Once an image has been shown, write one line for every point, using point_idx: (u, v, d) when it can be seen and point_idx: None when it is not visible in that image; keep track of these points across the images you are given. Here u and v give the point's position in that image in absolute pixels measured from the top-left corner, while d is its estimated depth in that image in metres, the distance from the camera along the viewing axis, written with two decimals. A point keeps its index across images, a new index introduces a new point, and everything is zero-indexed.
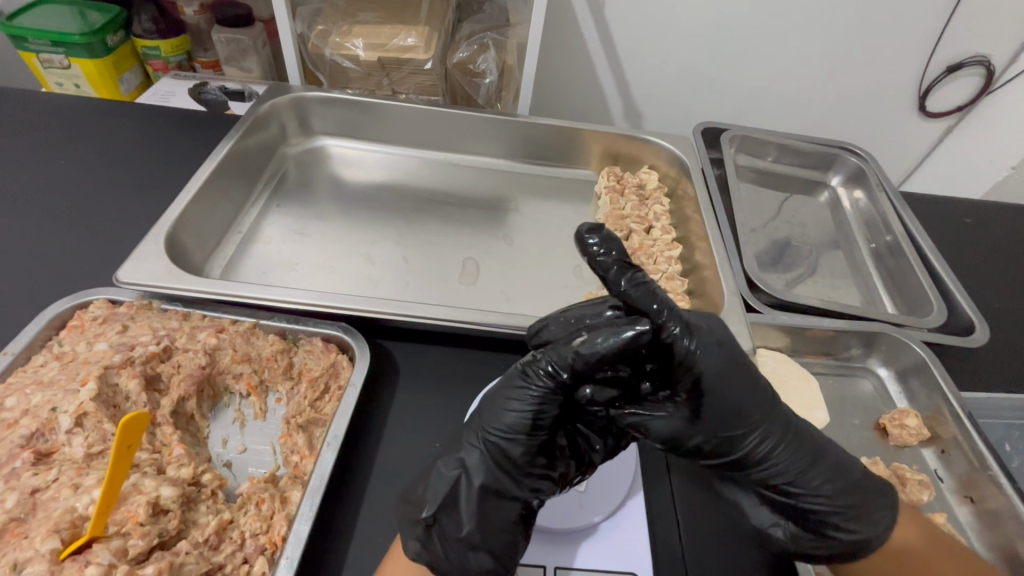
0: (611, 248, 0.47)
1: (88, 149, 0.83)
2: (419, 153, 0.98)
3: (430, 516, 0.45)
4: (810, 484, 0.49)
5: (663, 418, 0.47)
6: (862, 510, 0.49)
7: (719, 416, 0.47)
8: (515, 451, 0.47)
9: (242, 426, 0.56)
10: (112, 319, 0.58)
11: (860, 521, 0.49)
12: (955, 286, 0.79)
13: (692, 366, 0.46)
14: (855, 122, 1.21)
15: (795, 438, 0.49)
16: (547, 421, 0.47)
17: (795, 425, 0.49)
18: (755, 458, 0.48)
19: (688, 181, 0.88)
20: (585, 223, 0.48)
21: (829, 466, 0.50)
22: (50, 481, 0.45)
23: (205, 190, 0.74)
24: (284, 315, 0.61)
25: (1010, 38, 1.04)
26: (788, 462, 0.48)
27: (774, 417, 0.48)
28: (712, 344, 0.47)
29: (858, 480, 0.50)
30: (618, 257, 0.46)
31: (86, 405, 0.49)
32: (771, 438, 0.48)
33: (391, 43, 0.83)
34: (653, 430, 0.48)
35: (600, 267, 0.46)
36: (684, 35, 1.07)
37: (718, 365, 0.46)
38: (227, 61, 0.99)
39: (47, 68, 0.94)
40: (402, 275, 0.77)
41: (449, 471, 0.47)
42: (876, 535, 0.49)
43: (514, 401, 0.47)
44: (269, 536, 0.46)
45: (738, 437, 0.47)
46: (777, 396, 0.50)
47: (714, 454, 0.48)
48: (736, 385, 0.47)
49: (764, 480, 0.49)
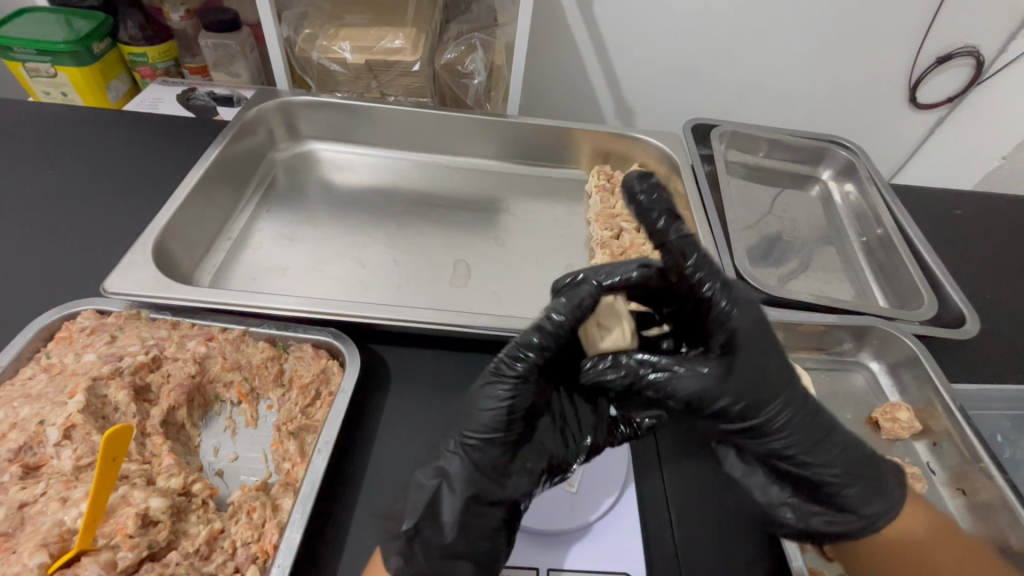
0: (661, 199, 0.47)
1: (75, 158, 0.82)
2: (409, 156, 0.97)
3: (411, 527, 0.45)
4: (824, 457, 0.49)
5: (695, 377, 0.47)
6: (871, 487, 0.50)
7: (748, 377, 0.47)
8: (492, 449, 0.47)
9: (233, 434, 0.56)
10: (101, 329, 0.57)
11: (869, 496, 0.50)
12: (946, 278, 0.80)
13: (728, 323, 0.46)
14: (846, 115, 1.21)
15: (812, 408, 0.49)
16: (522, 414, 0.48)
17: (813, 399, 0.50)
18: (776, 425, 0.48)
19: (678, 178, 0.88)
20: (636, 169, 0.49)
21: (841, 440, 0.50)
22: (38, 495, 0.45)
23: (193, 196, 0.74)
24: (273, 322, 0.61)
25: (999, 29, 1.04)
26: (806, 433, 0.48)
27: (796, 387, 0.48)
28: (749, 304, 0.47)
29: (868, 455, 0.51)
30: (668, 206, 0.46)
31: (74, 417, 0.49)
32: (792, 405, 0.48)
33: (378, 45, 0.83)
34: (682, 388, 0.47)
35: (645, 215, 0.47)
36: (673, 31, 1.07)
37: (753, 326, 0.47)
38: (215, 66, 0.98)
39: (33, 77, 0.94)
40: (393, 278, 0.77)
41: (428, 480, 0.48)
42: (886, 508, 0.50)
43: (487, 398, 0.48)
44: (261, 545, 0.46)
45: (767, 398, 0.47)
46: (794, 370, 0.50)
47: (740, 416, 0.48)
48: (765, 349, 0.47)
49: (781, 450, 0.49)
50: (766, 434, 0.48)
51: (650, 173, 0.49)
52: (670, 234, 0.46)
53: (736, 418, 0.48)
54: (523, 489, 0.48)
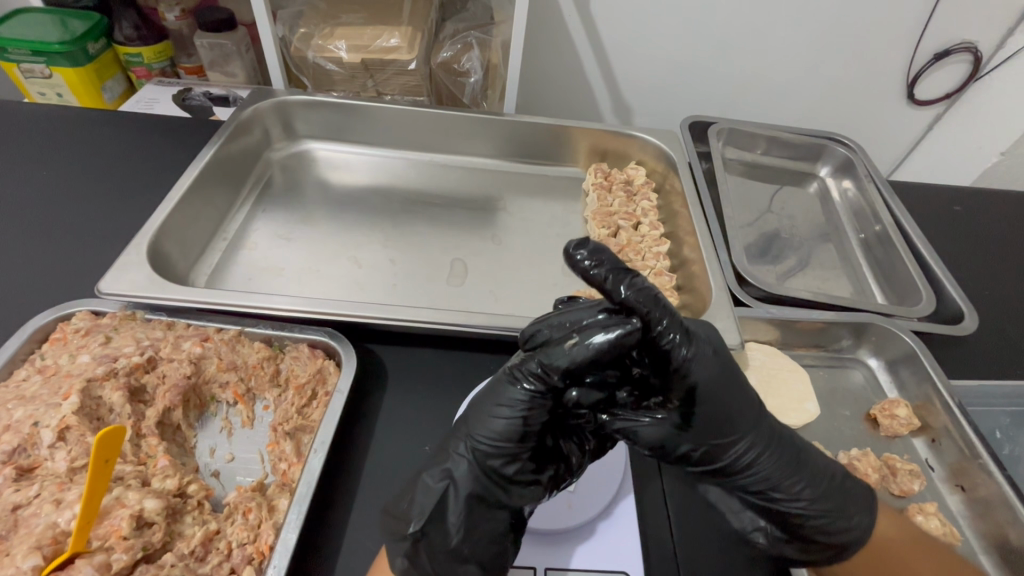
0: (605, 261, 0.44)
1: (70, 159, 0.82)
2: (406, 155, 0.97)
3: (416, 530, 0.44)
4: (794, 491, 0.49)
5: (653, 425, 0.47)
6: (844, 516, 0.49)
7: (707, 425, 0.47)
8: (502, 458, 0.46)
9: (229, 434, 0.55)
10: (95, 330, 0.57)
11: (841, 526, 0.49)
12: (944, 274, 0.80)
13: (686, 376, 0.45)
14: (844, 112, 1.21)
15: (778, 446, 0.49)
16: (536, 428, 0.47)
17: (779, 435, 0.50)
18: (739, 466, 0.48)
19: (675, 176, 0.88)
20: (572, 238, 0.45)
21: (810, 472, 0.50)
22: (32, 497, 0.45)
23: (188, 197, 0.74)
24: (269, 322, 0.60)
25: (996, 24, 1.03)
26: (772, 470, 0.48)
27: (760, 428, 0.49)
28: (706, 353, 0.46)
29: (839, 483, 0.51)
30: (613, 266, 0.44)
31: (68, 419, 0.49)
32: (756, 445, 0.48)
33: (374, 44, 0.83)
34: (643, 438, 0.47)
35: (595, 281, 0.44)
36: (670, 29, 1.07)
37: (710, 374, 0.46)
38: (211, 66, 0.98)
39: (28, 78, 0.94)
40: (390, 278, 0.77)
41: (435, 482, 0.47)
42: (859, 535, 0.50)
43: (503, 407, 0.46)
44: (256, 545, 0.46)
45: (726, 445, 0.48)
46: (761, 406, 0.50)
47: (703, 461, 0.49)
48: (727, 395, 0.47)
49: (748, 486, 0.49)
50: (732, 474, 0.49)
51: (587, 238, 0.46)
52: (618, 297, 0.43)
53: (698, 460, 0.49)
54: (530, 498, 0.48)
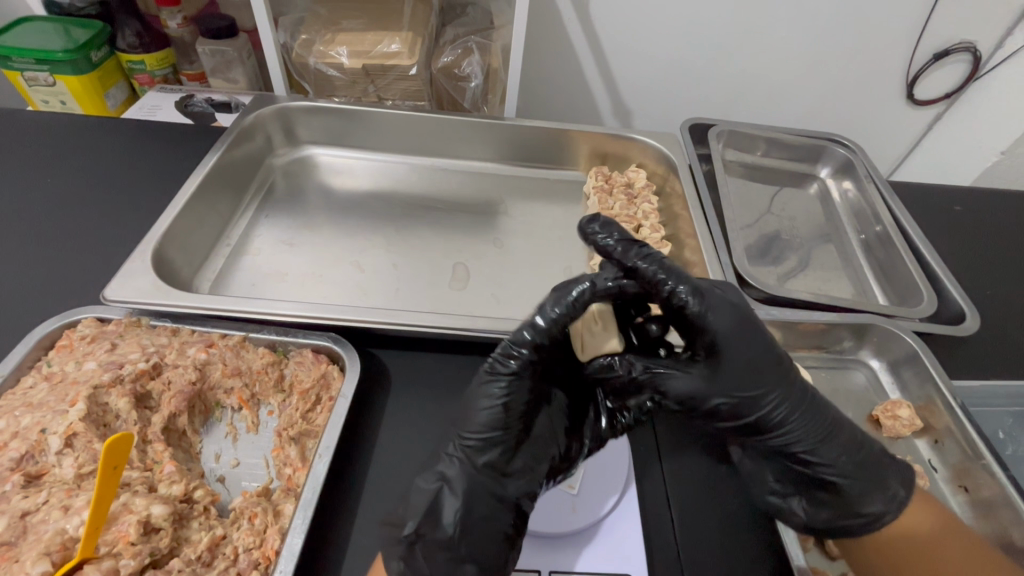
0: (613, 232, 0.51)
1: (74, 166, 0.83)
2: (407, 160, 0.98)
3: (412, 532, 0.45)
4: (824, 450, 0.51)
5: (682, 377, 0.48)
6: (873, 486, 0.51)
7: (738, 380, 0.48)
8: (491, 450, 0.47)
9: (234, 440, 0.56)
10: (101, 337, 0.58)
11: (868, 494, 0.51)
12: (945, 274, 0.80)
13: (706, 329, 0.47)
14: (844, 113, 1.21)
15: (807, 402, 0.50)
16: (518, 413, 0.48)
17: (807, 392, 0.51)
18: (771, 422, 0.50)
19: (675, 178, 0.88)
20: (583, 217, 0.53)
21: (841, 438, 0.51)
22: (39, 503, 0.45)
23: (191, 204, 0.74)
24: (273, 327, 0.61)
25: (996, 24, 1.04)
26: (802, 426, 0.50)
27: (787, 382, 0.50)
28: (729, 307, 0.48)
29: (865, 448, 0.52)
30: (620, 237, 0.50)
31: (75, 426, 0.49)
32: (787, 401, 0.50)
33: (375, 50, 0.83)
34: (675, 390, 0.48)
35: (603, 247, 0.50)
36: (670, 32, 1.07)
37: (736, 329, 0.47)
38: (213, 72, 0.99)
39: (32, 86, 0.94)
40: (392, 282, 0.77)
41: (429, 484, 0.47)
42: (889, 507, 0.51)
43: (483, 399, 0.48)
44: (263, 550, 0.46)
45: (757, 396, 0.49)
46: (790, 364, 0.51)
47: (735, 415, 0.50)
48: (754, 352, 0.48)
49: (780, 446, 0.51)
50: (764, 431, 0.51)
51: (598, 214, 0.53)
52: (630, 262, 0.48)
53: (728, 416, 0.50)
54: (524, 488, 0.48)
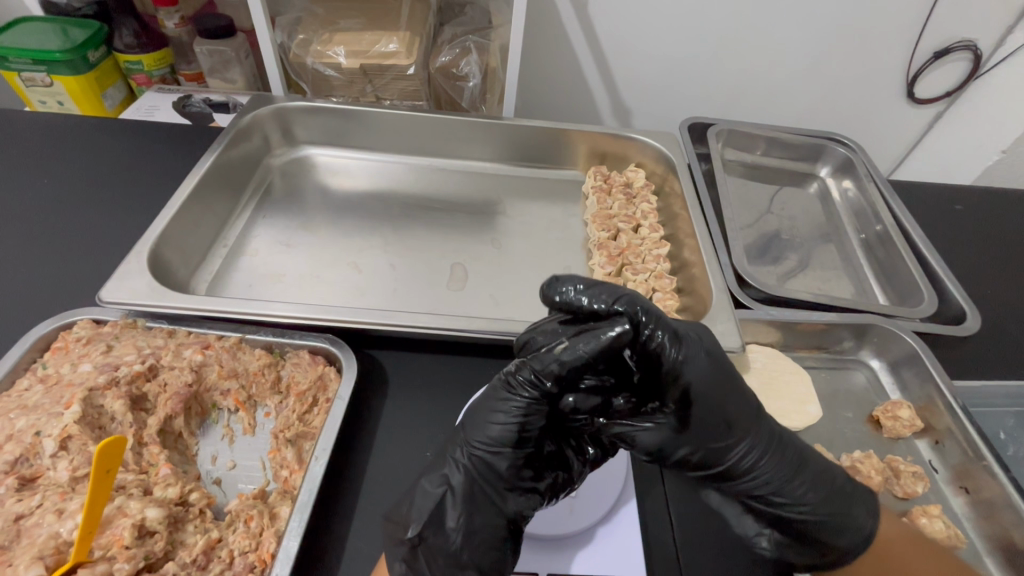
0: (578, 283, 0.50)
1: (71, 167, 0.82)
2: (406, 160, 0.97)
3: (415, 536, 0.44)
4: (796, 492, 0.49)
5: (649, 431, 0.47)
6: (847, 519, 0.49)
7: (706, 428, 0.47)
8: (501, 464, 0.46)
9: (231, 442, 0.55)
10: (97, 339, 0.57)
11: (841, 535, 0.49)
12: (946, 274, 0.79)
13: (677, 377, 0.46)
14: (844, 111, 1.21)
15: (778, 445, 0.49)
16: (534, 432, 0.47)
17: (778, 434, 0.50)
18: (740, 469, 0.48)
19: (674, 178, 0.88)
20: (547, 281, 0.51)
21: (811, 474, 0.50)
22: (34, 507, 0.45)
23: (188, 204, 0.74)
24: (270, 329, 0.61)
25: (996, 22, 1.03)
26: (774, 471, 0.48)
27: (757, 427, 0.49)
28: (700, 354, 0.47)
29: (841, 486, 0.51)
30: (586, 287, 0.49)
31: (70, 428, 0.49)
32: (756, 445, 0.48)
33: (372, 49, 0.83)
34: (641, 441, 0.47)
35: (574, 302, 0.49)
36: (669, 31, 1.07)
37: (704, 377, 0.47)
38: (211, 72, 0.98)
39: (29, 86, 0.94)
40: (390, 283, 0.77)
41: (434, 488, 0.47)
42: (861, 541, 0.50)
43: (500, 412, 0.47)
44: (258, 554, 0.46)
45: (724, 446, 0.47)
46: (760, 407, 0.50)
47: (703, 464, 0.48)
48: (719, 396, 0.47)
49: (750, 490, 0.49)
50: (733, 478, 0.49)
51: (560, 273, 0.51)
52: (599, 308, 0.48)
53: (698, 466, 0.48)
54: (528, 505, 0.48)
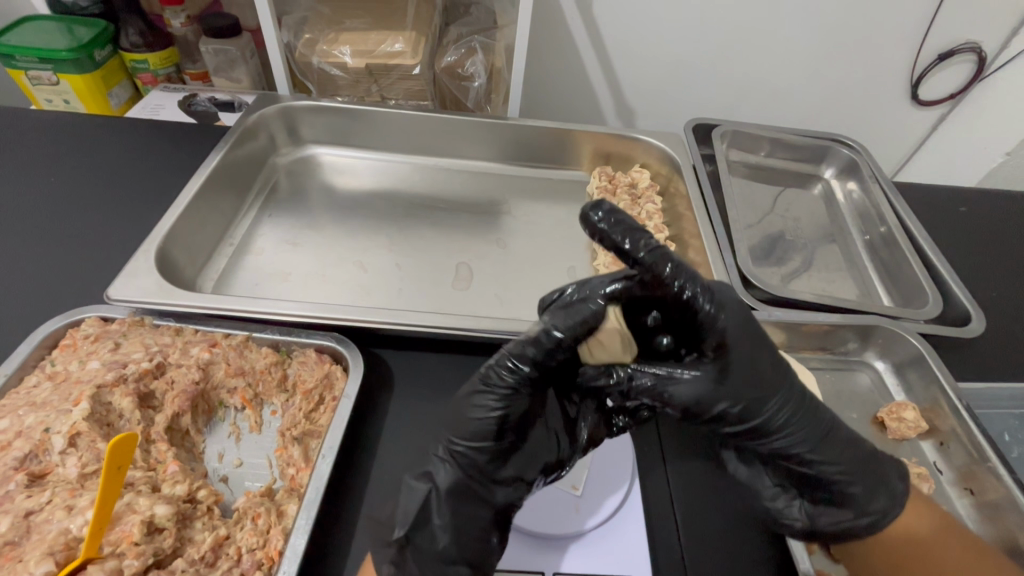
0: (617, 222, 0.47)
1: (78, 165, 0.83)
2: (410, 159, 0.98)
3: (402, 537, 0.44)
4: (830, 453, 0.49)
5: (689, 382, 0.46)
6: (877, 484, 0.49)
7: (742, 379, 0.47)
8: (481, 457, 0.47)
9: (238, 440, 0.56)
10: (104, 336, 0.57)
11: (875, 497, 0.49)
12: (951, 276, 0.79)
13: (713, 325, 0.46)
14: (847, 113, 1.21)
15: (811, 405, 0.49)
16: (512, 425, 0.48)
17: (810, 395, 0.50)
18: (775, 426, 0.48)
19: (679, 179, 0.88)
20: (589, 201, 0.49)
21: (842, 436, 0.50)
22: (44, 503, 0.45)
23: (195, 203, 0.74)
24: (276, 327, 0.61)
25: (1002, 24, 1.03)
26: (806, 428, 0.48)
27: (791, 384, 0.49)
28: (730, 306, 0.47)
29: (870, 451, 0.51)
30: (626, 228, 0.47)
31: (79, 425, 0.49)
32: (790, 401, 0.48)
33: (378, 49, 0.83)
34: (678, 394, 0.46)
35: (608, 238, 0.47)
36: (673, 32, 1.07)
37: (736, 328, 0.47)
38: (216, 71, 0.98)
39: (36, 85, 0.94)
40: (396, 282, 0.77)
41: (417, 486, 0.47)
42: (892, 506, 0.49)
43: (476, 407, 0.47)
44: (266, 551, 0.46)
45: (761, 400, 0.47)
46: (790, 368, 0.50)
47: (739, 422, 0.48)
48: (752, 349, 0.47)
49: (784, 450, 0.48)
50: (768, 436, 0.48)
51: (603, 198, 0.49)
52: (634, 254, 0.46)
53: (734, 421, 0.47)
54: (514, 497, 0.48)
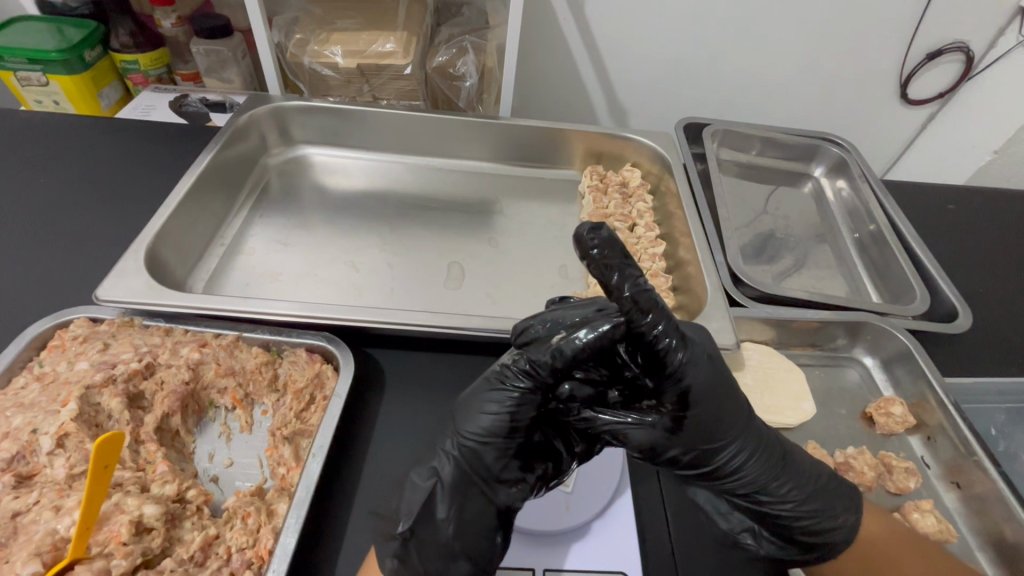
0: (613, 253, 0.41)
1: (66, 166, 0.82)
2: (402, 160, 0.98)
3: (406, 529, 0.45)
4: (783, 492, 0.50)
5: (644, 429, 0.47)
6: (829, 517, 0.51)
7: (700, 429, 0.47)
8: (490, 454, 0.47)
9: (228, 439, 0.56)
10: (93, 337, 0.57)
11: (829, 529, 0.50)
12: (938, 272, 0.80)
13: (680, 379, 0.46)
14: (838, 112, 1.22)
15: (768, 449, 0.50)
16: (523, 425, 0.47)
17: (768, 438, 0.51)
18: (727, 470, 0.49)
19: (670, 178, 0.88)
20: (586, 222, 0.41)
21: (799, 475, 0.51)
22: (31, 504, 0.45)
23: (185, 203, 0.74)
24: (267, 327, 0.61)
25: (989, 23, 1.04)
26: (759, 472, 0.49)
27: (750, 431, 0.49)
28: (702, 358, 0.47)
29: (826, 484, 0.52)
30: (621, 261, 0.42)
31: (67, 426, 0.49)
32: (746, 448, 0.49)
33: (369, 49, 0.83)
34: (633, 439, 0.47)
35: (600, 274, 0.41)
36: (664, 32, 1.07)
37: (705, 380, 0.46)
38: (208, 72, 0.98)
39: (25, 86, 0.94)
40: (387, 281, 0.77)
41: (424, 481, 0.48)
42: (844, 535, 0.51)
43: (490, 403, 0.47)
44: (256, 550, 0.46)
45: (716, 448, 0.48)
46: (752, 413, 0.51)
47: (692, 465, 0.49)
48: (718, 399, 0.47)
49: (734, 490, 0.50)
50: (721, 478, 0.50)
51: (603, 221, 0.42)
52: (620, 294, 0.42)
53: (687, 465, 0.49)
54: (518, 497, 0.48)
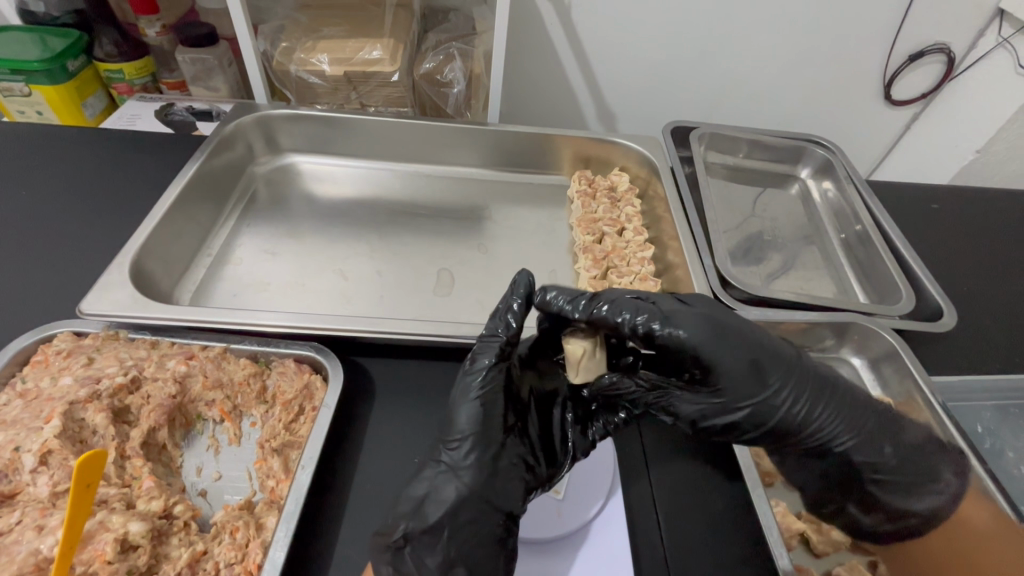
0: (562, 297, 0.52)
1: (50, 178, 0.82)
2: (391, 166, 0.98)
3: (401, 537, 0.45)
4: (842, 424, 0.53)
5: (688, 402, 0.51)
6: (885, 442, 0.55)
7: (742, 397, 0.49)
8: (471, 451, 0.47)
9: (217, 453, 0.55)
10: (77, 352, 0.56)
11: (890, 455, 0.55)
12: (922, 271, 0.81)
13: (689, 349, 0.48)
14: (823, 114, 1.23)
15: (814, 389, 0.52)
16: (497, 411, 0.49)
17: (810, 380, 0.52)
18: (791, 426, 0.51)
19: (658, 182, 0.89)
20: (522, 270, 0.53)
21: (846, 405, 0.54)
22: (13, 523, 0.44)
23: (171, 214, 0.73)
24: (254, 338, 0.60)
25: (968, 25, 1.06)
26: (818, 416, 0.52)
27: (792, 381, 0.51)
28: (696, 321, 0.49)
29: (871, 411, 0.55)
30: (568, 296, 0.52)
31: (50, 443, 0.48)
32: (797, 399, 0.51)
33: (356, 56, 0.83)
34: (684, 413, 0.51)
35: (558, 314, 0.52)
36: (651, 37, 1.08)
37: (716, 344, 0.48)
38: (194, 81, 0.97)
39: (8, 97, 0.93)
40: (377, 290, 0.77)
41: (416, 490, 0.47)
42: (905, 456, 0.55)
43: (461, 399, 0.49)
44: (244, 565, 0.46)
45: (768, 410, 0.50)
46: (787, 357, 0.52)
47: (755, 430, 0.51)
48: (746, 361, 0.49)
49: (804, 439, 0.53)
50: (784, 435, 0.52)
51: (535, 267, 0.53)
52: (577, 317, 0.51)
53: (749, 431, 0.51)
54: (514, 490, 0.48)
